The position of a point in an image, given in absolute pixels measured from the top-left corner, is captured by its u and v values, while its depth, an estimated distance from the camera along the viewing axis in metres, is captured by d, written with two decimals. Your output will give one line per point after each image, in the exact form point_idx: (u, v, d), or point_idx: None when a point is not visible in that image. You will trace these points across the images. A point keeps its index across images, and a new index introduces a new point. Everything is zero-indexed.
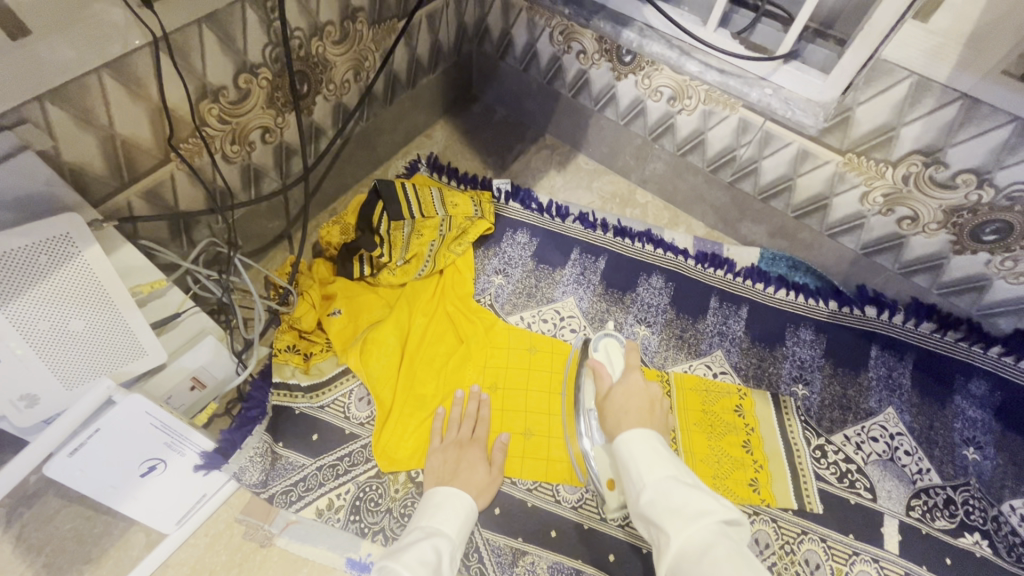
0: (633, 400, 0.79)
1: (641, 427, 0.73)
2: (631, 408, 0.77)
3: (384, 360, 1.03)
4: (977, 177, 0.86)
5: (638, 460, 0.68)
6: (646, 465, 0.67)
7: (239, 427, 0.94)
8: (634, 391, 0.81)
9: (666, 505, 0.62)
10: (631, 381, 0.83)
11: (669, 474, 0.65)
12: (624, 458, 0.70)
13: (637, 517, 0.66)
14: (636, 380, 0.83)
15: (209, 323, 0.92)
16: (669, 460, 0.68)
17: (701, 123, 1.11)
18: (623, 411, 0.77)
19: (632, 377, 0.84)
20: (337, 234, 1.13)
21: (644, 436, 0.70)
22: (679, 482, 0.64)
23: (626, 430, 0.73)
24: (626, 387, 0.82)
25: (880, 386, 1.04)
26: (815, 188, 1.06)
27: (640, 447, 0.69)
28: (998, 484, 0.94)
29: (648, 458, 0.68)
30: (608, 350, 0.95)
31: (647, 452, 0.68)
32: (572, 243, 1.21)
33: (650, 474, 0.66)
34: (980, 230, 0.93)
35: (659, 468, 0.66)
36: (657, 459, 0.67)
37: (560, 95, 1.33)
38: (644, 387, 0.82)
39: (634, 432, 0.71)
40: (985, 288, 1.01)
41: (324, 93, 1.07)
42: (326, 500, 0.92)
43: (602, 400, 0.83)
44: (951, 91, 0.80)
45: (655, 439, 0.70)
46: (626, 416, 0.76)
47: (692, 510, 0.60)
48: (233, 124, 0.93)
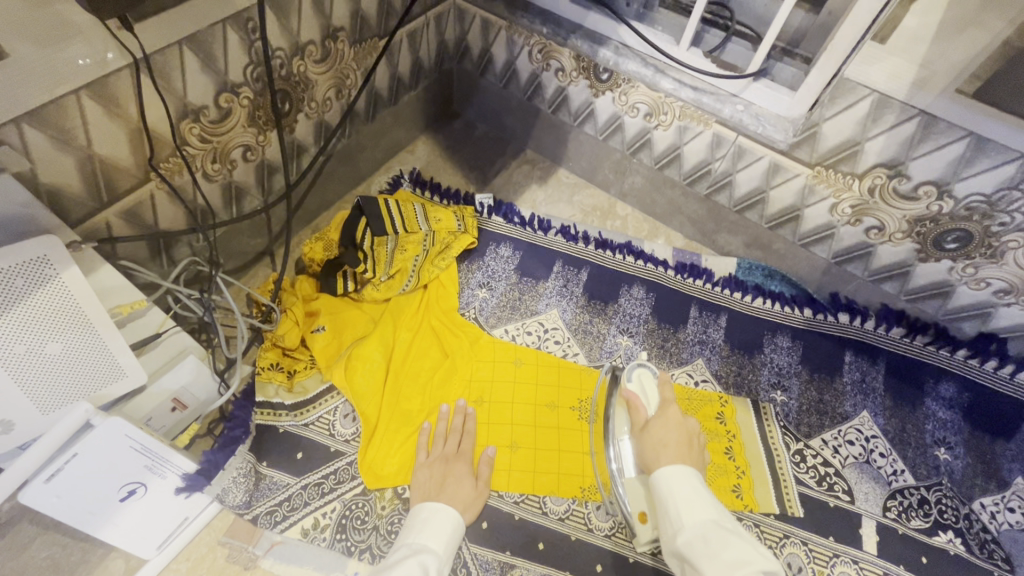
0: (673, 433, 0.76)
1: (680, 464, 0.72)
2: (672, 442, 0.75)
3: (369, 375, 1.03)
4: (937, 189, 0.91)
5: (677, 497, 0.69)
6: (685, 505, 0.68)
7: (222, 448, 0.93)
8: (674, 424, 0.78)
9: (705, 549, 0.64)
10: (671, 416, 0.79)
11: (709, 517, 0.66)
12: (661, 494, 0.70)
13: (670, 554, 0.68)
14: (674, 413, 0.80)
15: (190, 343, 0.91)
16: (708, 501, 0.69)
17: (677, 138, 1.15)
18: (662, 446, 0.74)
19: (669, 410, 0.81)
20: (320, 250, 1.15)
21: (685, 475, 0.70)
22: (719, 527, 0.65)
23: (667, 466, 0.71)
24: (666, 419, 0.79)
25: (855, 390, 1.07)
26: (787, 200, 1.10)
27: (681, 485, 0.69)
28: (969, 483, 0.98)
29: (688, 498, 0.68)
30: (642, 380, 0.88)
31: (687, 492, 0.69)
32: (555, 256, 1.23)
33: (689, 515, 0.67)
34: (943, 239, 0.97)
35: (698, 510, 0.67)
36: (696, 500, 0.68)
37: (540, 111, 1.35)
38: (683, 420, 0.79)
39: (676, 468, 0.71)
40: (949, 293, 1.05)
41: (306, 111, 1.08)
42: (312, 519, 0.91)
43: (640, 431, 0.79)
44: (910, 108, 0.84)
45: (694, 478, 0.71)
46: (666, 452, 0.73)
47: (731, 557, 0.62)
48: (214, 143, 0.93)
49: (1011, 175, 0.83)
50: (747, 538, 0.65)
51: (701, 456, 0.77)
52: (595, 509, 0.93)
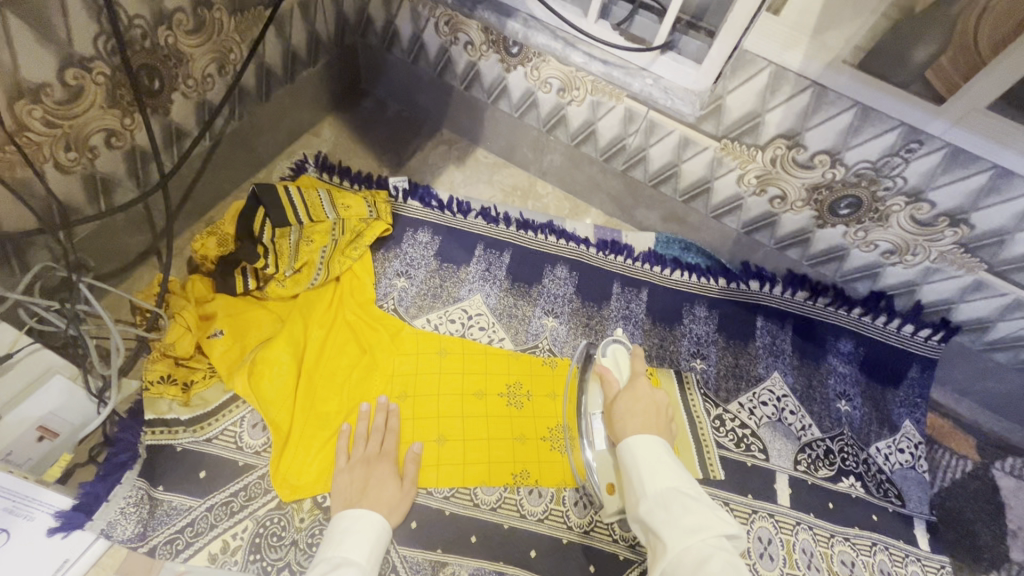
0: (641, 404, 0.78)
1: (646, 434, 0.73)
2: (638, 413, 0.77)
3: (279, 379, 0.95)
4: (831, 157, 0.95)
5: (641, 467, 0.69)
6: (647, 473, 0.68)
7: (105, 476, 0.83)
8: (643, 396, 0.79)
9: (664, 516, 0.64)
10: (642, 387, 0.81)
11: (671, 484, 0.67)
12: (627, 462, 0.71)
13: (635, 524, 0.68)
14: (644, 385, 0.81)
15: (57, 361, 0.79)
16: (671, 469, 0.69)
17: (591, 113, 1.13)
18: (629, 416, 0.76)
19: (639, 382, 0.82)
20: (213, 245, 1.03)
21: (649, 445, 0.71)
22: (682, 495, 0.65)
23: (631, 436, 0.73)
24: (636, 391, 0.80)
25: (766, 353, 1.13)
26: (697, 173, 1.12)
27: (643, 452, 0.70)
28: (866, 430, 1.06)
29: (649, 467, 0.69)
30: (617, 356, 0.90)
31: (652, 461, 0.69)
32: (476, 239, 1.19)
33: (650, 483, 0.67)
34: (837, 205, 1.02)
35: (660, 478, 0.68)
36: (661, 468, 0.69)
37: (452, 88, 1.29)
38: (651, 392, 0.80)
39: (640, 438, 0.72)
40: (844, 257, 1.11)
41: (182, 89, 0.95)
42: (221, 543, 0.83)
43: (610, 405, 0.81)
44: (804, 79, 0.86)
45: (660, 448, 0.71)
46: (632, 423, 0.75)
47: (689, 523, 0.62)
48: (66, 128, 0.80)
49: (893, 142, 0.87)
50: (710, 504, 0.65)
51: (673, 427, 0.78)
52: (527, 494, 0.92)
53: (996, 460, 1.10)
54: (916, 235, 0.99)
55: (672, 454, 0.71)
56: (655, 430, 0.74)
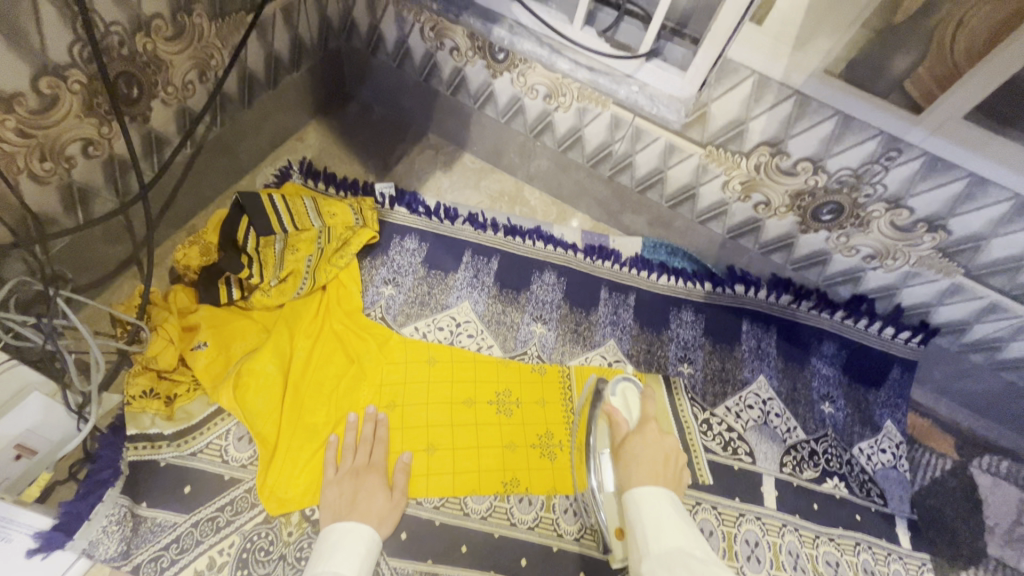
0: (648, 450, 0.82)
1: (652, 484, 0.75)
2: (645, 459, 0.80)
3: (265, 391, 0.93)
4: (813, 164, 0.96)
5: (646, 526, 0.70)
6: (653, 531, 0.69)
7: (85, 495, 0.82)
8: (652, 442, 0.83)
9: (665, 574, 0.64)
10: (651, 433, 0.85)
11: (676, 546, 0.67)
12: (633, 516, 0.73)
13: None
14: (653, 430, 0.85)
15: (35, 377, 0.77)
16: (678, 531, 0.69)
17: (578, 120, 1.14)
18: (635, 461, 0.80)
19: (648, 428, 0.86)
20: (196, 256, 1.01)
21: (654, 498, 0.73)
22: (686, 556, 0.65)
23: (636, 484, 0.76)
24: (645, 437, 0.84)
25: (752, 357, 1.14)
26: (683, 179, 1.12)
27: (648, 508, 0.72)
28: (850, 431, 1.08)
29: (654, 525, 0.70)
30: (625, 395, 0.96)
31: (658, 518, 0.71)
32: (463, 245, 1.18)
33: (655, 542, 0.68)
34: (819, 211, 1.04)
35: (667, 539, 0.68)
36: (667, 527, 0.70)
37: (438, 93, 1.28)
38: (660, 439, 0.84)
39: (645, 489, 0.74)
40: (826, 261, 1.13)
41: (161, 97, 0.93)
42: (206, 559, 0.82)
43: (619, 448, 0.85)
44: (787, 88, 0.87)
45: (666, 504, 0.72)
46: (637, 468, 0.78)
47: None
48: (41, 138, 0.78)
49: (874, 150, 0.89)
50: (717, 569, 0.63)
51: (681, 473, 0.81)
52: (517, 502, 0.92)
53: (974, 458, 1.13)
54: (896, 240, 1.01)
55: (679, 510, 0.72)
56: (664, 477, 0.77)
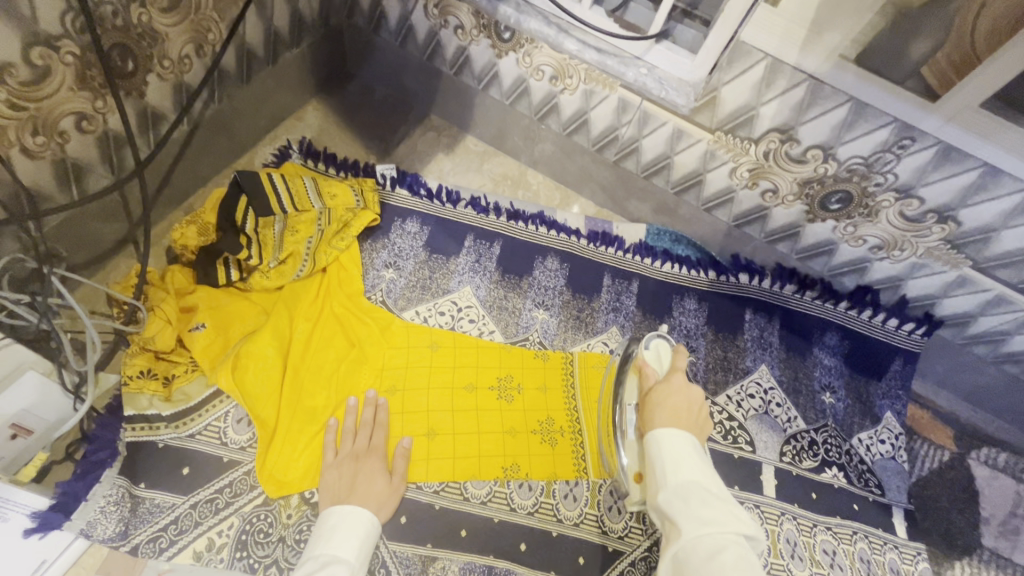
0: (674, 398, 0.76)
1: (674, 427, 0.72)
2: (670, 407, 0.75)
3: (264, 373, 0.92)
4: (823, 152, 0.94)
5: (663, 456, 0.69)
6: (671, 464, 0.68)
7: (82, 476, 0.81)
8: (678, 390, 0.78)
9: (682, 506, 0.64)
10: (678, 382, 0.79)
11: (693, 479, 0.66)
12: (652, 451, 0.71)
13: (653, 513, 0.68)
14: (680, 381, 0.79)
15: (30, 358, 0.75)
16: (695, 464, 0.68)
17: (584, 102, 1.11)
18: (660, 408, 0.75)
19: (675, 378, 0.80)
20: (193, 235, 0.99)
21: (675, 436, 0.70)
22: (703, 489, 0.65)
23: (658, 426, 0.72)
24: (671, 385, 0.79)
25: (754, 346, 1.14)
26: (690, 165, 1.10)
27: (669, 445, 0.70)
28: (849, 421, 1.09)
29: (673, 459, 0.68)
30: (658, 349, 0.88)
31: (677, 453, 0.69)
32: (465, 229, 1.17)
33: (673, 474, 0.67)
34: (827, 201, 1.02)
35: (683, 471, 0.67)
36: (686, 460, 0.68)
37: (441, 73, 1.26)
38: (686, 387, 0.78)
39: (667, 430, 0.71)
40: (832, 251, 1.12)
41: (157, 71, 0.91)
42: (205, 541, 0.82)
43: (644, 397, 0.80)
44: (800, 73, 0.85)
45: (687, 443, 0.70)
46: (661, 414, 0.74)
47: (706, 516, 0.62)
48: (33, 111, 0.76)
49: (886, 138, 0.87)
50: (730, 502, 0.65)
51: (708, 425, 0.76)
52: (517, 488, 0.92)
53: (972, 450, 1.14)
54: (904, 230, 1.00)
55: (699, 450, 0.71)
56: (684, 424, 0.73)
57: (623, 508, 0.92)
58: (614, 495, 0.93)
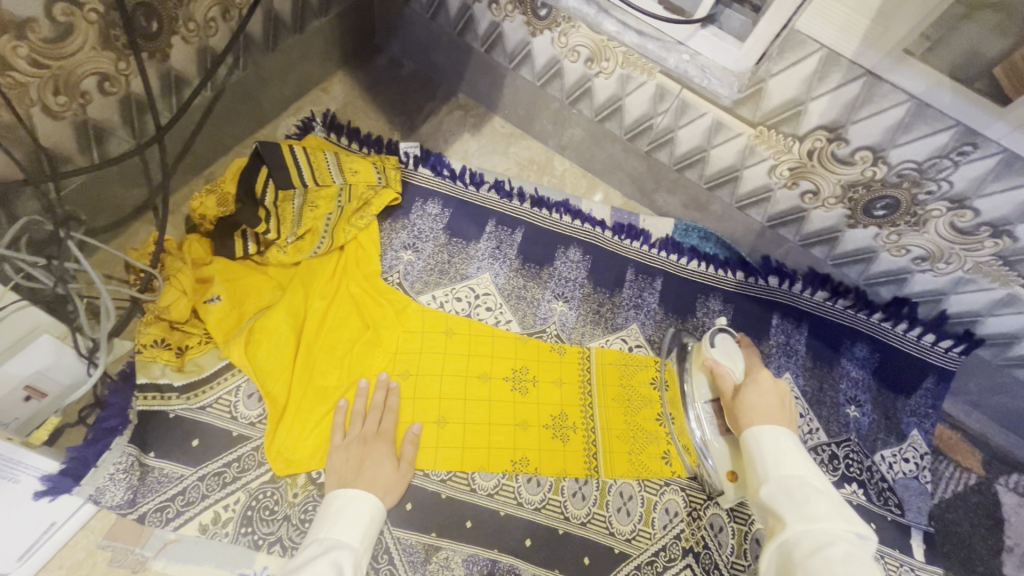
0: (763, 396, 0.82)
1: (771, 424, 0.77)
2: (762, 403, 0.81)
3: (277, 350, 0.91)
4: (873, 154, 0.88)
5: (764, 453, 0.74)
6: (773, 460, 0.72)
7: (93, 442, 0.81)
8: (765, 387, 0.84)
9: (786, 498, 0.67)
10: (763, 379, 0.85)
11: (797, 475, 0.70)
12: (751, 447, 0.75)
13: (756, 508, 0.71)
14: (763, 378, 0.85)
15: (45, 320, 0.75)
16: (798, 463, 0.72)
17: (619, 88, 1.06)
18: (753, 405, 0.81)
19: (757, 376, 0.86)
20: (213, 205, 0.98)
21: (775, 434, 0.75)
22: (809, 486, 0.68)
23: (756, 424, 0.78)
24: (757, 383, 0.84)
25: (779, 353, 1.09)
26: (727, 161, 1.05)
27: (769, 442, 0.74)
28: (873, 437, 1.04)
29: (775, 455, 0.73)
30: (724, 347, 0.93)
31: (778, 451, 0.73)
32: (487, 213, 1.13)
33: (776, 470, 0.71)
34: (872, 206, 0.96)
35: (787, 468, 0.71)
36: (788, 459, 0.72)
37: (472, 50, 1.21)
38: (772, 385, 0.84)
39: (767, 428, 0.76)
40: (871, 259, 1.06)
41: (182, 33, 0.88)
42: (211, 514, 0.82)
43: (729, 396, 0.86)
44: (856, 67, 0.79)
45: (788, 441, 0.74)
46: (756, 411, 0.80)
47: (813, 506, 0.65)
48: (54, 69, 0.74)
49: (945, 143, 0.81)
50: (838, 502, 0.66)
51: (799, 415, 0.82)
52: (525, 482, 0.90)
53: (1001, 475, 1.09)
54: (952, 242, 0.94)
55: (799, 448, 0.75)
56: (777, 418, 0.78)
57: (632, 510, 0.90)
58: (624, 496, 0.91)
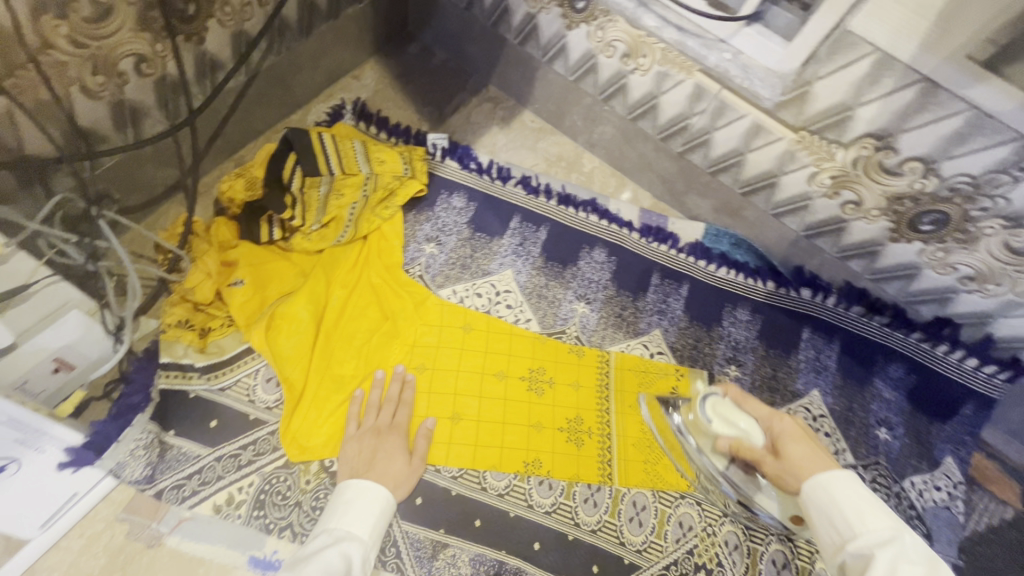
0: (802, 449, 0.72)
1: (829, 473, 0.67)
2: (807, 455, 0.71)
3: (296, 337, 0.92)
4: (924, 166, 0.83)
5: (845, 504, 0.63)
6: (852, 514, 0.62)
7: (116, 418, 0.82)
8: (794, 436, 0.74)
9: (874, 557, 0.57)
10: (787, 429, 0.75)
11: (884, 530, 0.59)
12: (822, 502, 0.65)
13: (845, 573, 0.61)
14: (784, 426, 0.75)
15: (76, 295, 0.77)
16: (883, 514, 0.61)
17: (655, 86, 1.02)
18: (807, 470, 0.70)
19: (776, 427, 0.76)
20: (242, 189, 0.99)
21: (847, 484, 0.64)
22: (905, 547, 0.57)
23: (815, 482, 0.67)
24: (786, 437, 0.74)
25: (808, 369, 1.05)
26: (764, 165, 1.01)
27: (844, 494, 0.63)
28: (904, 462, 0.99)
29: (854, 507, 0.62)
30: (721, 412, 0.80)
31: (856, 502, 0.62)
32: (512, 209, 1.12)
33: (859, 524, 0.60)
34: (918, 220, 0.91)
35: (871, 522, 0.60)
36: (869, 510, 0.61)
37: (505, 41, 1.18)
38: (795, 427, 0.75)
39: (835, 478, 0.65)
40: (914, 276, 1.01)
41: (218, 16, 0.89)
42: (225, 495, 0.83)
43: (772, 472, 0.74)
44: (912, 73, 0.74)
45: (864, 490, 0.63)
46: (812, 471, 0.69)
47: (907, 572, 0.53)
48: (92, 49, 0.75)
49: (1004, 157, 0.75)
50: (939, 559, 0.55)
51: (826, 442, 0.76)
52: (537, 484, 0.89)
53: None
54: (1005, 263, 0.88)
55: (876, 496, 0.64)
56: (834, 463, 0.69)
57: (645, 521, 0.88)
58: (637, 506, 0.88)
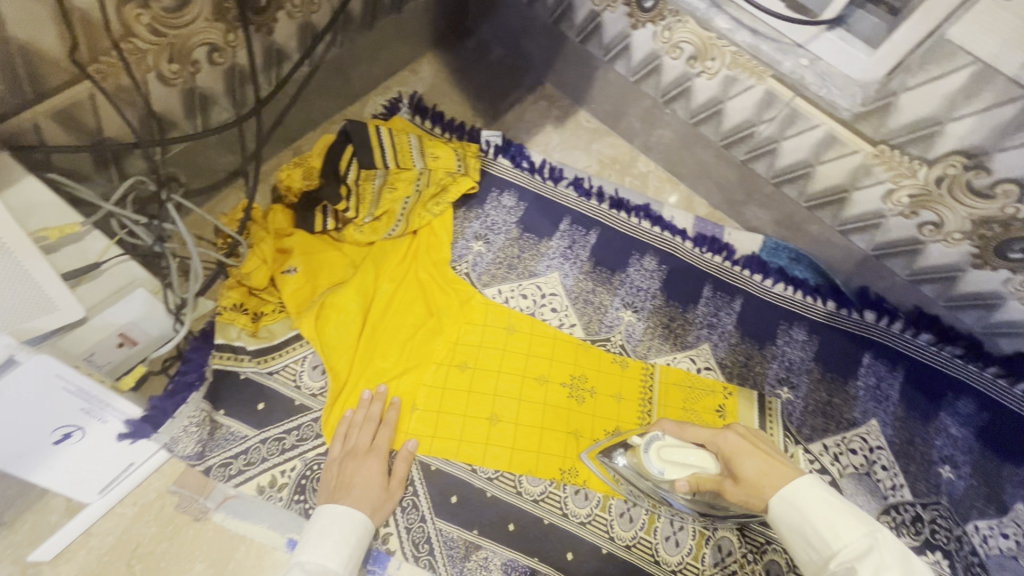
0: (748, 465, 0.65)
1: (785, 487, 0.60)
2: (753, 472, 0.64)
3: (344, 327, 0.93)
4: (1020, 189, 0.76)
5: (815, 516, 0.57)
6: (825, 529, 0.56)
7: (172, 394, 0.85)
8: (740, 452, 0.67)
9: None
10: (731, 446, 0.68)
11: (860, 540, 0.54)
12: (791, 521, 0.59)
13: None
14: (726, 442, 0.69)
15: (141, 274, 0.80)
16: (850, 518, 0.56)
17: (721, 90, 0.97)
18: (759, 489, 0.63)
19: (720, 447, 0.70)
20: (299, 178, 1.01)
21: (810, 495, 0.58)
22: (884, 557, 0.52)
23: (776, 500, 0.60)
24: (732, 455, 0.67)
25: (867, 397, 0.99)
26: (835, 179, 0.95)
27: (812, 508, 0.57)
28: (967, 504, 0.92)
29: (824, 521, 0.56)
30: (669, 454, 0.74)
31: (827, 514, 0.56)
32: (563, 211, 1.10)
33: (834, 540, 0.55)
34: (1007, 247, 0.84)
35: (844, 531, 0.55)
36: (838, 519, 0.56)
37: (566, 39, 1.16)
38: (739, 440, 0.68)
39: (797, 491, 0.59)
40: (995, 306, 0.93)
41: (287, 8, 0.91)
42: (269, 477, 0.85)
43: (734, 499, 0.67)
44: (1017, 87, 0.68)
45: (827, 495, 0.58)
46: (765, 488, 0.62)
47: None
48: (170, 38, 0.77)
49: None
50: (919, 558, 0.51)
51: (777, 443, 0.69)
52: (573, 494, 0.87)
53: None
54: None
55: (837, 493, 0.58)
56: (788, 466, 0.63)
57: (682, 542, 0.85)
58: (674, 525, 0.86)
